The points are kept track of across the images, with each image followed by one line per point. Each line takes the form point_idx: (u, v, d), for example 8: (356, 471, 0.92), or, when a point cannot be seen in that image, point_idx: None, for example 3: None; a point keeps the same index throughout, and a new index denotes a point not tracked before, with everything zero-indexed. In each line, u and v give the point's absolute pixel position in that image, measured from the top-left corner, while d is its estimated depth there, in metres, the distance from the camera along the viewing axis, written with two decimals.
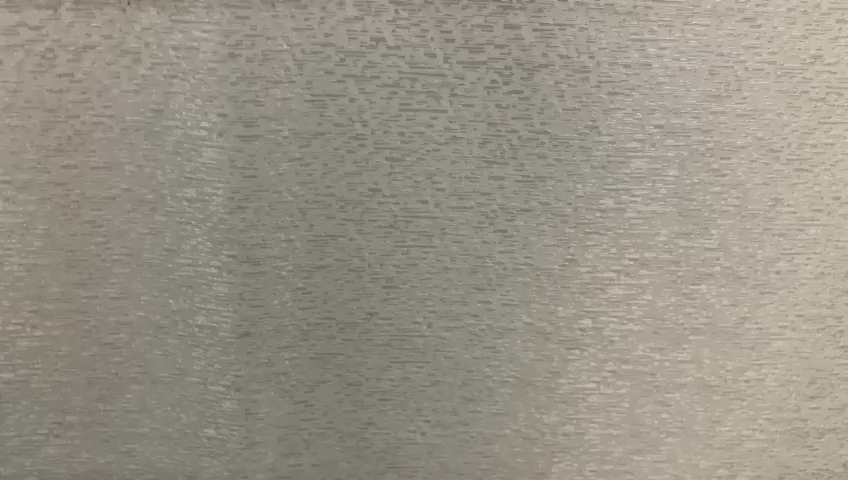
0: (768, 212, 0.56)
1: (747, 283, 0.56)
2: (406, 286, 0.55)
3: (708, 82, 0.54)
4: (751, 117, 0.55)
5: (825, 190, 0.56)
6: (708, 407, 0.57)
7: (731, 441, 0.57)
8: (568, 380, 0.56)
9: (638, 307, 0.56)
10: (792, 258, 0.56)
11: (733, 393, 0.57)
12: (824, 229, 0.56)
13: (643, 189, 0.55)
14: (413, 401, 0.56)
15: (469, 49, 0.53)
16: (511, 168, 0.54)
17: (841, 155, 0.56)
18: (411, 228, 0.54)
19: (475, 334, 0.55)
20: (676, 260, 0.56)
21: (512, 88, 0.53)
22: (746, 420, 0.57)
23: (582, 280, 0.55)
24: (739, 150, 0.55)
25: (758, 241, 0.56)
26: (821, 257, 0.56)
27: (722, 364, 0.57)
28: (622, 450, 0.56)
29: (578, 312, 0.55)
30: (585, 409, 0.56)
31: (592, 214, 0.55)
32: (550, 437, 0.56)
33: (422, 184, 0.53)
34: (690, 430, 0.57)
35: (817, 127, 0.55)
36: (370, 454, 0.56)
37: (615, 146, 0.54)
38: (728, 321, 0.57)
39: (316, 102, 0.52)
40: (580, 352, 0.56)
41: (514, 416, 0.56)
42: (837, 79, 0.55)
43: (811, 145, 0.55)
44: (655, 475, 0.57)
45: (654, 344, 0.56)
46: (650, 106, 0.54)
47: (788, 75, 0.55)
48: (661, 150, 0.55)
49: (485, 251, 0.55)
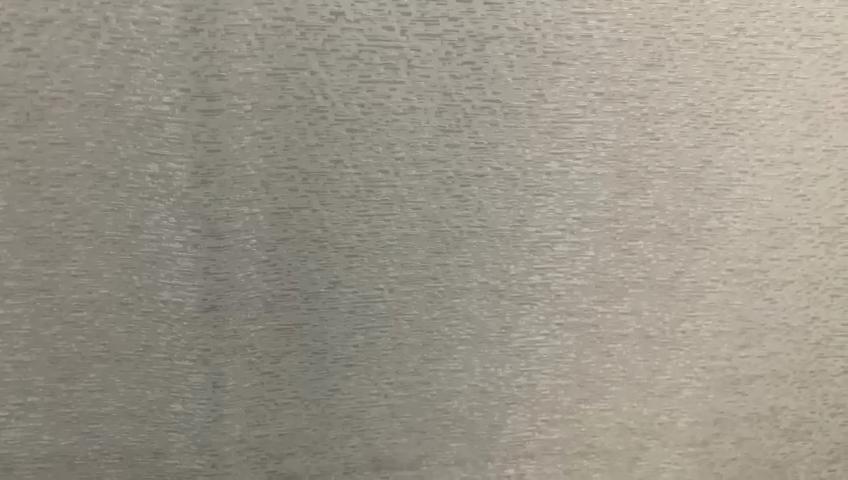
0: (699, 173, 0.60)
1: (681, 240, 0.62)
2: (368, 254, 0.57)
3: (642, 52, 0.58)
4: (682, 85, 0.59)
5: (750, 153, 0.61)
6: (648, 356, 0.64)
7: (669, 388, 0.65)
8: (520, 334, 0.61)
9: (582, 263, 0.61)
10: (721, 216, 0.62)
11: (671, 343, 0.64)
12: (750, 190, 0.61)
13: (585, 152, 0.58)
14: (376, 366, 0.59)
15: (425, 22, 0.54)
16: (465, 136, 0.56)
17: (764, 121, 0.60)
18: (372, 197, 0.56)
19: (434, 295, 0.59)
20: (615, 218, 0.60)
21: (465, 60, 0.55)
22: (684, 369, 0.65)
23: (531, 239, 0.60)
24: (672, 115, 0.59)
25: (690, 200, 0.61)
26: (747, 215, 0.62)
27: (660, 316, 0.63)
28: (571, 400, 0.63)
29: (528, 270, 0.60)
30: (535, 361, 0.62)
31: (540, 177, 0.58)
32: (505, 390, 0.62)
33: (381, 153, 0.55)
34: (632, 379, 0.64)
35: (742, 94, 0.60)
36: (335, 420, 0.59)
37: (560, 113, 0.58)
38: (665, 275, 0.62)
39: (278, 76, 0.53)
40: (530, 307, 0.61)
41: (471, 372, 0.61)
42: (759, 50, 0.60)
43: (736, 111, 0.60)
44: (601, 422, 0.64)
45: (596, 297, 0.62)
46: (591, 74, 0.57)
47: (715, 46, 0.59)
48: (600, 115, 0.58)
49: (442, 217, 0.58)
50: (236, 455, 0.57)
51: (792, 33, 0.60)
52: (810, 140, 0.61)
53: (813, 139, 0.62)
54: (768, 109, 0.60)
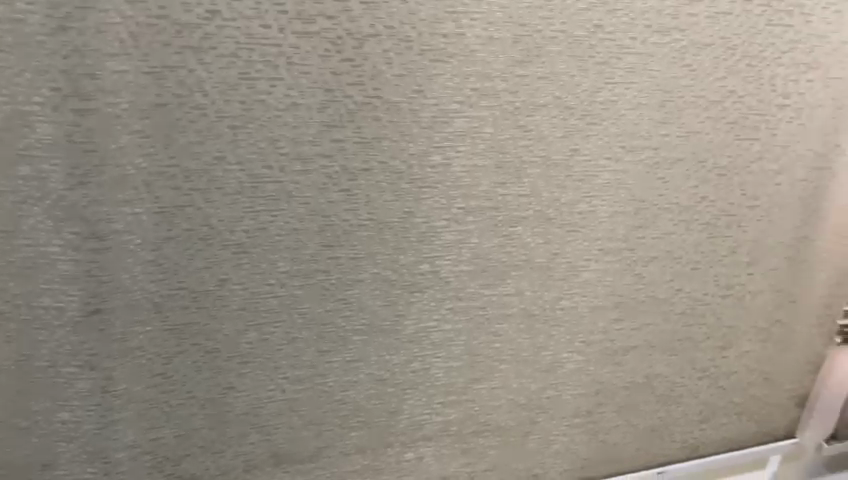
0: (569, 160, 0.65)
1: (555, 223, 0.67)
2: (257, 250, 0.58)
3: (512, 49, 0.59)
4: (549, 79, 0.61)
5: (614, 140, 0.66)
6: (532, 334, 0.71)
7: (553, 363, 0.73)
8: (412, 321, 0.66)
9: (467, 249, 0.64)
10: (590, 201, 0.67)
11: (551, 320, 0.71)
12: (614, 175, 0.67)
13: (464, 145, 0.60)
14: (271, 362, 0.62)
15: (302, 20, 0.53)
16: (349, 131, 0.57)
17: (624, 111, 0.65)
18: (259, 193, 0.56)
19: (327, 289, 0.61)
20: (496, 206, 0.64)
21: (345, 56, 0.55)
22: (566, 345, 0.73)
23: (419, 229, 0.62)
24: (541, 108, 0.62)
25: (561, 187, 0.65)
26: (613, 198, 0.68)
27: (540, 295, 0.69)
28: (465, 381, 0.71)
29: (417, 259, 0.63)
30: (428, 346, 0.68)
31: (423, 170, 0.60)
32: (400, 376, 0.68)
33: (266, 150, 0.55)
34: (519, 357, 0.72)
35: (603, 87, 0.63)
36: (233, 417, 0.62)
37: (439, 108, 0.59)
38: (543, 257, 0.68)
39: (154, 74, 0.51)
40: (420, 294, 0.65)
41: (367, 361, 0.66)
42: (616, 46, 0.62)
43: (599, 102, 0.64)
44: (492, 399, 0.73)
45: (482, 282, 0.66)
46: (466, 71, 0.58)
47: (577, 42, 0.61)
48: (477, 110, 0.60)
49: (330, 210, 0.59)
50: (130, 461, 0.60)
51: (643, 30, 0.63)
52: (665, 127, 0.67)
53: (668, 126, 0.67)
54: (627, 100, 0.64)
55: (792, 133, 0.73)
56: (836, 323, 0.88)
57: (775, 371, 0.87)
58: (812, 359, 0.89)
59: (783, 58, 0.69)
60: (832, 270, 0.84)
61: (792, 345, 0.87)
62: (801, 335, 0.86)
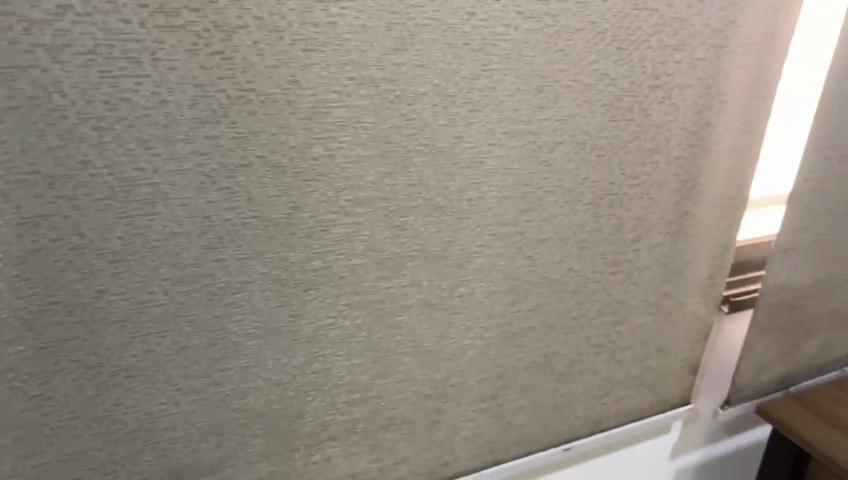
0: (453, 147, 0.65)
1: (446, 211, 0.67)
2: (134, 258, 0.56)
3: (386, 37, 0.58)
4: (427, 67, 0.61)
5: (496, 127, 0.67)
6: (432, 324, 0.72)
7: (455, 351, 0.75)
8: (308, 320, 0.65)
9: (359, 242, 0.64)
10: (479, 187, 0.68)
11: (450, 307, 0.72)
12: (500, 160, 0.68)
13: (347, 135, 0.60)
14: (161, 373, 0.60)
15: (164, 13, 0.51)
16: (224, 126, 0.55)
17: (503, 97, 0.66)
18: (132, 197, 0.54)
19: (214, 293, 0.60)
20: (385, 197, 0.63)
21: (213, 49, 0.53)
22: (467, 332, 0.74)
23: (307, 225, 0.61)
24: (421, 97, 0.62)
25: (449, 175, 0.66)
26: (500, 184, 0.69)
27: (437, 284, 0.70)
28: (368, 378, 0.70)
29: (308, 255, 0.62)
30: (327, 344, 0.66)
31: (306, 162, 0.59)
32: (300, 377, 0.67)
33: (135, 151, 0.53)
34: (422, 348, 0.72)
35: (481, 74, 0.64)
36: (123, 435, 0.61)
37: (317, 98, 0.57)
38: (437, 246, 0.68)
39: (4, 76, 0.48)
40: (314, 292, 0.64)
41: (264, 366, 0.64)
42: (490, 33, 0.63)
43: (478, 89, 0.64)
44: (398, 392, 0.73)
45: (377, 275, 0.66)
46: (341, 60, 0.57)
47: (451, 30, 0.61)
48: (356, 99, 0.59)
49: (211, 211, 0.57)
50: None
51: (516, 16, 0.63)
52: (544, 112, 0.69)
53: (546, 111, 0.69)
54: (505, 86, 0.65)
55: (665, 112, 0.76)
56: (720, 290, 0.93)
57: (667, 341, 0.92)
58: (701, 327, 0.94)
59: (651, 40, 0.72)
60: (713, 243, 0.88)
61: (681, 316, 0.91)
62: (689, 305, 0.91)
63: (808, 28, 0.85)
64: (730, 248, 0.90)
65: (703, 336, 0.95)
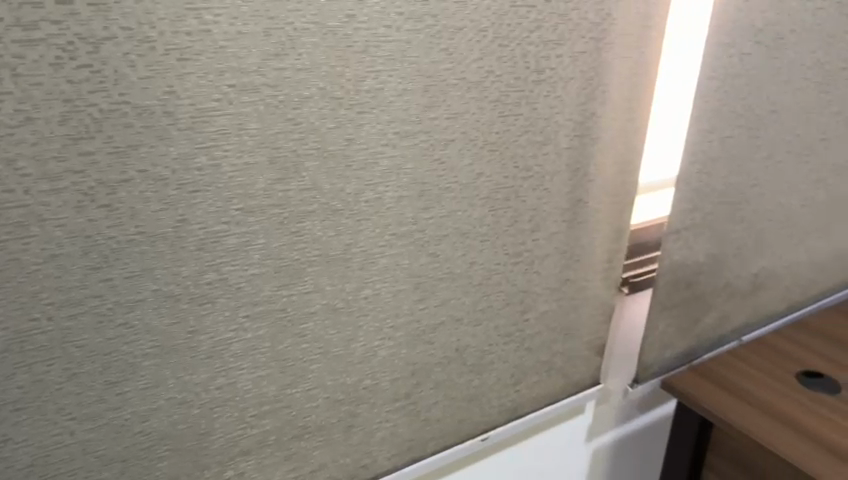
0: (345, 150, 0.65)
1: (343, 214, 0.67)
2: (11, 285, 0.53)
3: (265, 43, 0.57)
4: (311, 71, 0.60)
5: (387, 127, 0.67)
6: (339, 328, 0.71)
7: (365, 354, 0.75)
8: (207, 335, 0.63)
9: (255, 251, 0.63)
10: (374, 188, 0.68)
11: (355, 310, 0.72)
12: (393, 160, 0.69)
13: (231, 143, 0.59)
14: (52, 403, 0.58)
15: (22, 27, 0.48)
16: (99, 141, 0.53)
17: (391, 97, 0.66)
18: (3, 221, 0.51)
19: (103, 315, 0.57)
20: (278, 204, 0.63)
21: (80, 63, 0.51)
22: (375, 333, 0.75)
23: (197, 237, 0.60)
24: (307, 101, 0.61)
25: (343, 178, 0.66)
26: (396, 184, 0.70)
27: (340, 287, 0.70)
28: (276, 388, 0.69)
29: (201, 268, 0.61)
30: (230, 358, 0.65)
31: (191, 173, 0.58)
32: (205, 394, 0.65)
33: (2, 172, 0.50)
34: (329, 353, 0.72)
35: (367, 75, 0.64)
36: (15, 472, 0.58)
37: (196, 108, 0.56)
38: (337, 249, 0.68)
39: None
40: (211, 306, 0.63)
41: (165, 385, 0.63)
42: (372, 34, 0.63)
43: (365, 91, 0.64)
44: (309, 400, 0.72)
45: (277, 283, 0.65)
46: (218, 68, 0.56)
47: (332, 33, 0.60)
48: (238, 106, 0.58)
49: (93, 230, 0.55)
50: None
51: (397, 17, 0.64)
52: (433, 110, 0.70)
53: (435, 110, 0.70)
54: (392, 87, 0.66)
55: (551, 105, 0.79)
56: (618, 272, 0.97)
57: (573, 325, 0.95)
58: (603, 309, 0.98)
59: (532, 36, 0.74)
60: (609, 228, 0.92)
61: (585, 301, 0.94)
62: (591, 289, 0.94)
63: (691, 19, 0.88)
64: (624, 232, 0.94)
65: (606, 317, 0.99)
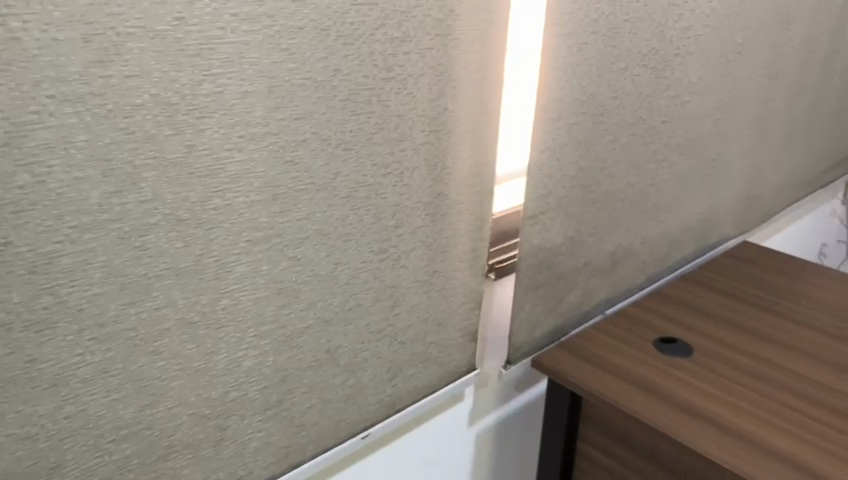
0: (187, 158, 0.63)
1: (191, 224, 0.65)
2: None
3: (85, 49, 0.54)
4: (141, 77, 0.58)
5: (231, 131, 0.65)
6: (197, 341, 0.69)
7: (229, 365, 0.73)
8: (49, 363, 0.60)
9: (95, 269, 0.60)
10: (223, 195, 0.66)
11: (213, 321, 0.70)
12: (242, 165, 0.67)
13: (57, 157, 0.55)
14: None
15: None
16: None
17: (233, 100, 0.64)
18: None
19: None
20: (117, 218, 0.60)
21: None
22: (237, 343, 0.73)
23: (27, 260, 0.56)
24: (139, 108, 0.58)
25: (186, 186, 0.63)
26: (246, 188, 0.68)
27: (195, 300, 0.68)
28: (133, 411, 0.67)
29: (34, 292, 0.57)
30: (77, 384, 0.62)
31: (12, 193, 0.54)
32: (53, 425, 0.62)
33: None
34: (189, 367, 0.70)
35: (204, 79, 0.62)
36: None
37: (11, 122, 0.52)
38: (188, 261, 0.66)
39: None
40: (51, 332, 0.59)
41: (4, 421, 0.59)
42: (205, 37, 0.60)
43: (203, 95, 0.62)
44: (171, 419, 0.70)
45: (124, 301, 0.63)
46: (33, 78, 0.53)
47: (160, 37, 0.58)
48: (61, 118, 0.55)
49: None
50: None
51: (231, 18, 0.62)
52: (280, 111, 0.68)
53: (282, 111, 0.68)
54: (233, 90, 0.64)
55: (403, 102, 0.79)
56: (483, 260, 0.99)
57: (444, 316, 0.97)
58: (472, 297, 1.00)
59: (377, 33, 0.74)
60: (470, 219, 0.94)
61: (453, 291, 0.97)
62: (460, 280, 0.97)
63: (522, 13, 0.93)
64: (486, 222, 0.97)
65: (477, 305, 1.01)
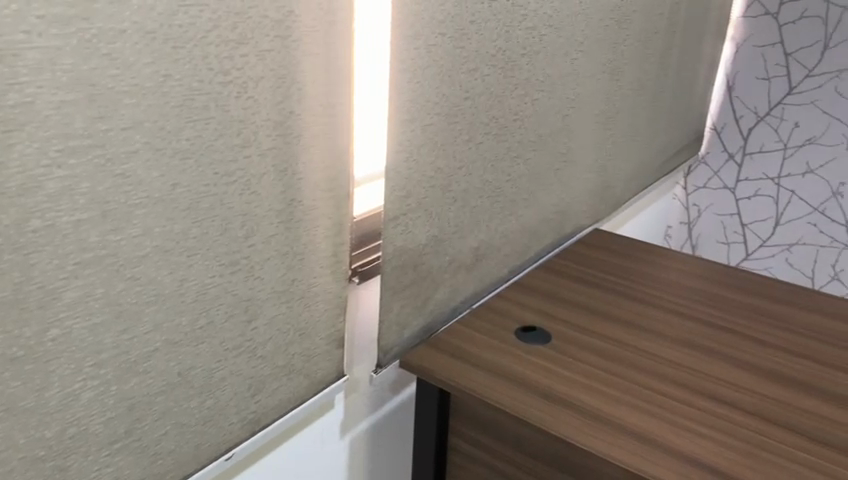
0: None
1: (5, 250, 0.59)
2: None
3: None
4: None
5: (47, 146, 0.59)
6: (24, 378, 0.63)
7: (65, 399, 0.67)
8: None
9: None
10: (43, 215, 0.61)
11: (42, 355, 0.64)
12: (63, 182, 0.61)
13: None
14: None
15: None
16: None
17: (46, 111, 0.59)
18: None
19: None
20: None
21: None
22: (73, 375, 0.67)
23: None
24: None
25: None
26: (71, 207, 0.62)
27: (18, 333, 0.61)
28: None
29: None
30: None
31: None
32: None
33: None
34: (16, 407, 0.63)
35: (8, 88, 0.56)
36: None
37: None
38: (6, 291, 0.60)
39: None
40: None
41: None
42: (6, 41, 0.55)
43: (9, 106, 0.56)
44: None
45: None
46: None
47: None
48: None
49: None
50: None
51: (37, 21, 0.56)
52: (105, 122, 0.63)
53: (106, 121, 0.63)
54: (46, 100, 0.58)
55: (245, 107, 0.76)
56: (345, 265, 0.98)
57: (306, 325, 0.94)
58: (335, 304, 0.98)
59: (211, 36, 0.70)
60: (328, 224, 0.92)
61: (314, 299, 0.94)
62: (321, 287, 0.94)
63: (367, 14, 0.92)
64: (344, 226, 0.95)
65: (341, 311, 1.00)
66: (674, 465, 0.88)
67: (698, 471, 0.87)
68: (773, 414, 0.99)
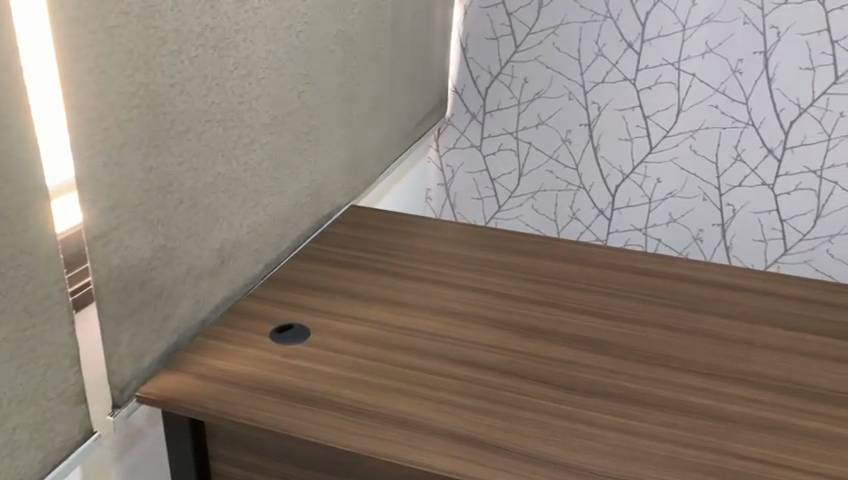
0: None
1: None
2: None
3: None
4: None
5: None
6: None
7: None
8: None
9: None
10: None
11: None
12: None
13: None
14: None
15: None
16: None
17: None
18: None
19: None
20: None
21: None
22: None
23: None
24: None
25: None
26: None
27: None
28: None
29: None
30: None
31: None
32: None
33: None
34: None
35: None
36: None
37: None
38: None
39: None
40: None
41: None
42: None
43: None
44: None
45: None
46: None
47: None
48: None
49: None
50: None
51: None
52: None
53: None
54: None
55: None
56: (68, 304, 0.82)
57: (26, 389, 0.78)
58: (63, 355, 0.83)
59: None
60: (32, 259, 0.76)
61: (30, 355, 0.78)
62: (37, 339, 0.78)
63: None
64: (57, 258, 0.79)
65: (73, 361, 0.84)
66: (430, 443, 0.88)
67: (454, 444, 0.87)
68: (526, 368, 1.02)
